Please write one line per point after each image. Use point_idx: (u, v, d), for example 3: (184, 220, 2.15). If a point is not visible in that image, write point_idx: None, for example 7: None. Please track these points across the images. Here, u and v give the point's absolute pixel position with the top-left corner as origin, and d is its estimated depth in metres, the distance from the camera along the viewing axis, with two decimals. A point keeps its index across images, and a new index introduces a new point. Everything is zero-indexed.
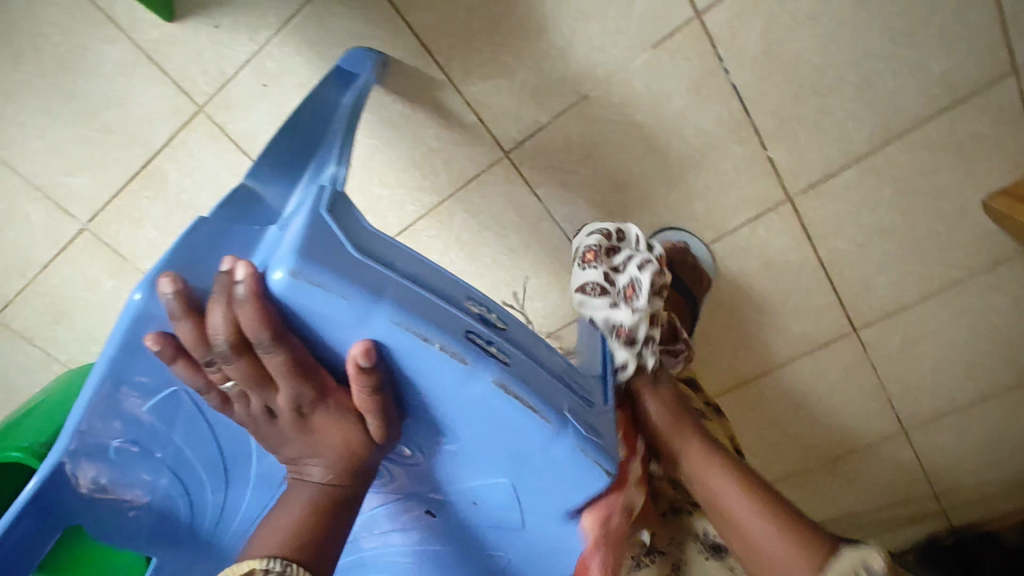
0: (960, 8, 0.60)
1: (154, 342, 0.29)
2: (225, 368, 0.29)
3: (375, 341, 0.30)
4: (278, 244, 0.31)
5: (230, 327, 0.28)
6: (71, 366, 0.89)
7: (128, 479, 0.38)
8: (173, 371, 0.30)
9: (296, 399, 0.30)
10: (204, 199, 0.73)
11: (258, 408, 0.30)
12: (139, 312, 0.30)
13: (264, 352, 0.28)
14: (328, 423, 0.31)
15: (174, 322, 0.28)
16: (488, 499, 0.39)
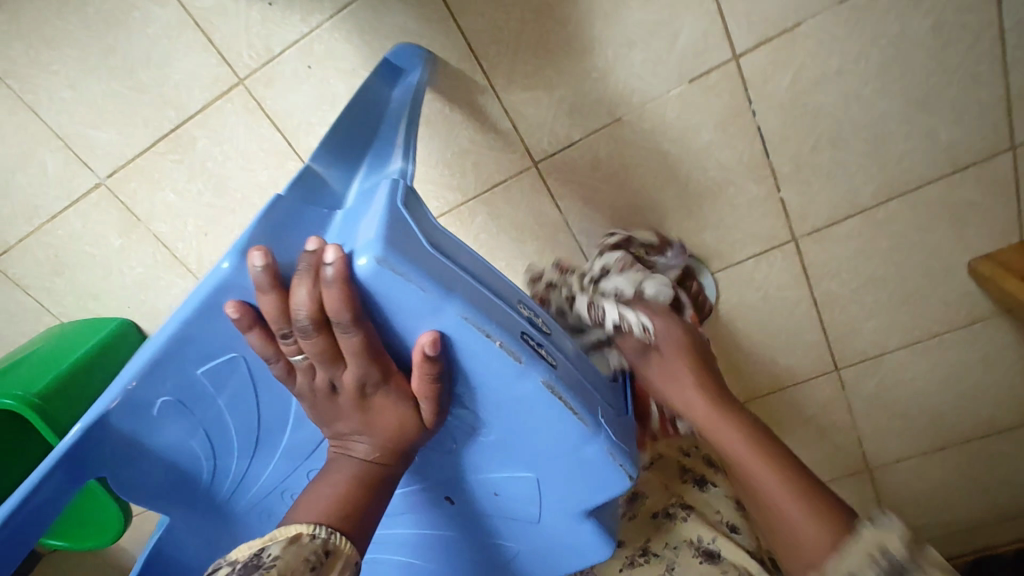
0: (973, 84, 0.64)
1: (233, 309, 0.30)
2: (301, 341, 0.30)
3: (441, 332, 0.32)
4: (357, 229, 0.33)
5: (314, 303, 0.29)
6: (64, 320, 0.88)
7: (162, 436, 0.39)
8: (246, 339, 0.31)
9: (362, 377, 0.31)
10: (229, 169, 0.73)
11: (322, 382, 0.32)
12: (214, 278, 0.30)
13: (343, 331, 0.30)
14: (385, 404, 0.33)
15: (259, 293, 0.29)
16: (511, 492, 0.41)
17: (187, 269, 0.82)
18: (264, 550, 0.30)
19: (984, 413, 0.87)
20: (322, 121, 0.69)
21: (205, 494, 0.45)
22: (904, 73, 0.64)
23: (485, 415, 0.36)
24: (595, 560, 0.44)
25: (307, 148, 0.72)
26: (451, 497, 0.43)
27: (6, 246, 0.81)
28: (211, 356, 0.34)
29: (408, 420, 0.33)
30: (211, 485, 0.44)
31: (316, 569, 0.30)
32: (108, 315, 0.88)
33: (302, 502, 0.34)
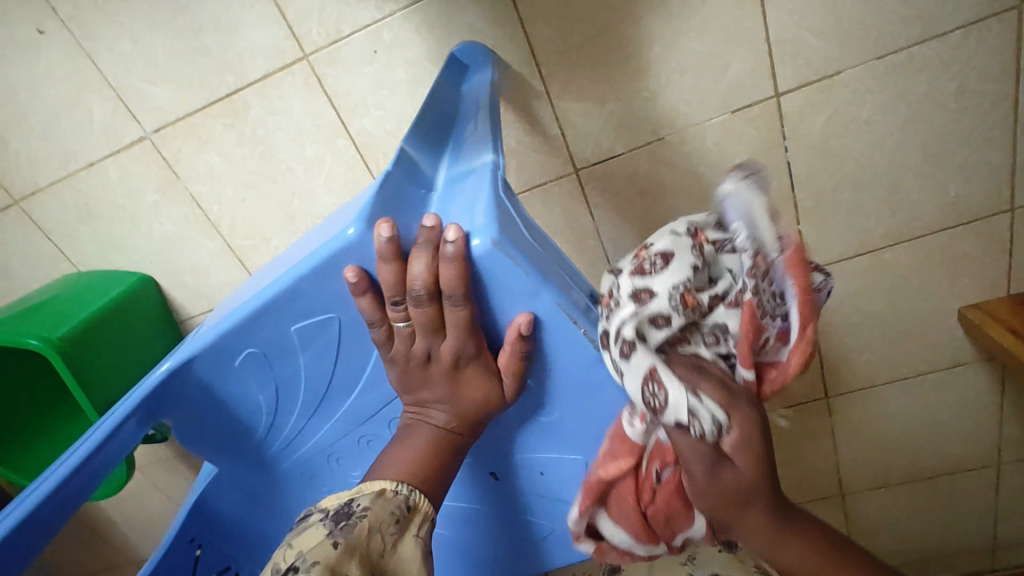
0: (987, 147, 0.70)
1: (353, 274, 0.33)
2: (411, 310, 0.33)
3: (535, 315, 0.35)
4: (462, 213, 0.35)
5: (431, 277, 0.32)
6: (81, 269, 0.88)
7: (235, 387, 0.42)
8: (357, 303, 0.34)
9: (459, 350, 0.35)
10: (277, 139, 0.75)
11: (420, 351, 0.35)
12: (335, 244, 0.33)
13: (453, 305, 0.33)
14: (473, 377, 0.36)
15: (381, 262, 0.32)
16: (557, 473, 0.44)
17: (217, 232, 0.83)
18: (355, 501, 0.35)
19: (953, 452, 0.94)
20: (378, 104, 0.71)
21: (256, 450, 0.47)
22: (927, 129, 0.69)
23: (552, 398, 0.40)
24: None
25: (358, 129, 0.73)
26: (495, 473, 0.46)
27: (37, 188, 0.81)
28: (309, 315, 0.36)
29: (490, 393, 0.36)
30: (264, 441, 0.46)
31: (399, 522, 0.35)
32: (127, 270, 0.87)
33: (384, 463, 0.38)
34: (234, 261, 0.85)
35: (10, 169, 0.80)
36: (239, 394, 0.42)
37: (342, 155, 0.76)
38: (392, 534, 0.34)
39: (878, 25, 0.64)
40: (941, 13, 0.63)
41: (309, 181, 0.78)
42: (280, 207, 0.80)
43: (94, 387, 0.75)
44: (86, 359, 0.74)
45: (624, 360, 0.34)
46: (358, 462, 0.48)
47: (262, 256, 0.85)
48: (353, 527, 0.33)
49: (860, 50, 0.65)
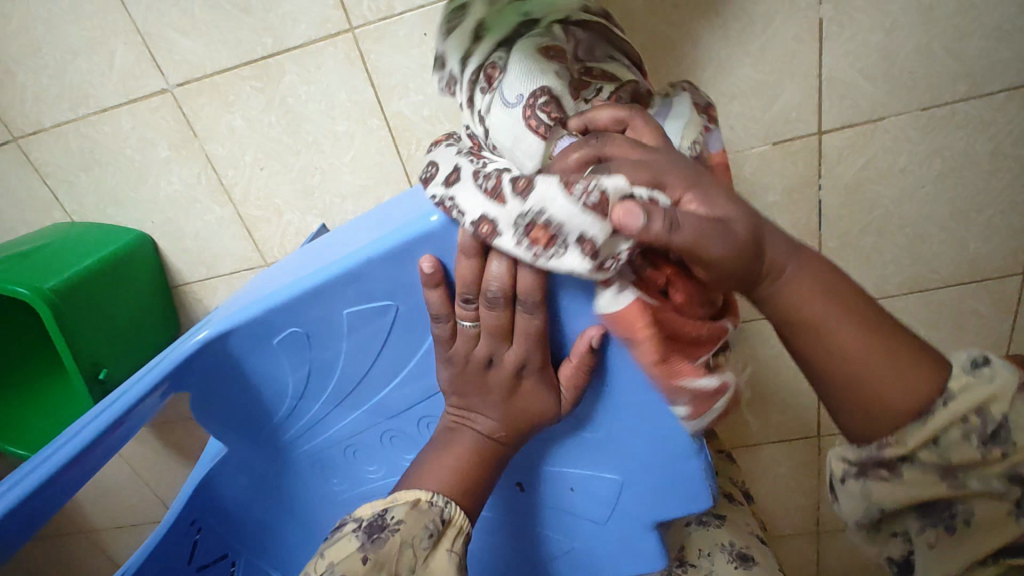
0: (1011, 210, 0.72)
1: (428, 264, 0.31)
2: (483, 310, 0.32)
3: (607, 328, 0.33)
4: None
5: (511, 278, 0.31)
6: (76, 218, 0.83)
7: (265, 366, 0.39)
8: (426, 295, 0.32)
9: (525, 357, 0.33)
10: (308, 110, 0.72)
11: (483, 353, 0.33)
12: (414, 230, 0.31)
13: (529, 309, 0.31)
14: (533, 389, 0.34)
15: (461, 256, 0.30)
16: (588, 492, 0.42)
17: (228, 199, 0.79)
18: (388, 512, 0.33)
19: None
20: (419, 87, 0.69)
21: (271, 436, 0.44)
22: (957, 185, 0.70)
23: (602, 413, 0.38)
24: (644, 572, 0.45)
25: (394, 111, 0.71)
26: (521, 484, 0.43)
27: (40, 128, 0.76)
28: (368, 300, 0.34)
29: (547, 407, 0.35)
30: (281, 427, 0.43)
31: (432, 536, 0.33)
32: (125, 226, 0.83)
33: (422, 468, 0.36)
34: (242, 230, 0.82)
35: (14, 104, 0.75)
36: (268, 374, 0.39)
37: (373, 135, 0.73)
38: (425, 549, 0.32)
39: (927, 78, 0.64)
40: (988, 75, 0.64)
41: (335, 158, 0.75)
42: (300, 181, 0.77)
43: (80, 348, 0.71)
44: (75, 316, 0.70)
45: (460, 189, 0.30)
46: (377, 458, 0.45)
47: (272, 229, 0.81)
48: (385, 542, 0.32)
49: (906, 99, 0.66)
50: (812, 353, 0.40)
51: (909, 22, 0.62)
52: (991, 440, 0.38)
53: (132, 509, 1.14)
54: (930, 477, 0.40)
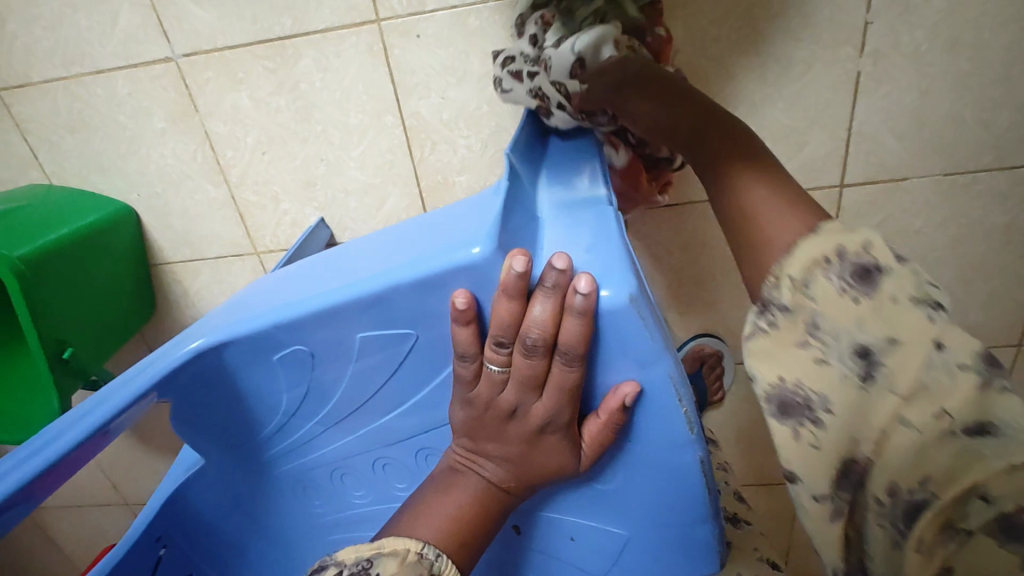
0: (1016, 283, 0.72)
1: (461, 299, 0.28)
2: (515, 354, 0.29)
3: (642, 386, 0.31)
4: (586, 247, 0.31)
5: (551, 326, 0.28)
6: (54, 181, 0.77)
7: (261, 381, 0.35)
8: (454, 330, 0.29)
9: (553, 410, 0.30)
10: (320, 98, 0.68)
11: (506, 399, 0.30)
12: (450, 260, 0.29)
13: (565, 362, 0.29)
14: (554, 446, 0.31)
15: (501, 294, 0.28)
16: (589, 545, 0.39)
17: (223, 180, 0.75)
18: (375, 565, 0.29)
19: None
20: (440, 90, 0.67)
21: (254, 452, 0.40)
22: (967, 252, 0.70)
23: (618, 469, 0.35)
24: None
25: (411, 110, 0.68)
26: (517, 526, 0.40)
27: (28, 82, 0.71)
28: (388, 326, 0.31)
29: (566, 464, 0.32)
30: (267, 444, 0.40)
31: None
32: (108, 196, 0.78)
33: (419, 509, 0.33)
34: (234, 215, 0.77)
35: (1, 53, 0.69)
36: (262, 390, 0.36)
37: (386, 133, 0.70)
38: None
39: (953, 144, 0.64)
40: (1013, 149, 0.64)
41: (343, 151, 0.72)
42: (303, 170, 0.73)
43: (46, 320, 0.65)
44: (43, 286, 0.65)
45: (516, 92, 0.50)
46: (363, 484, 0.42)
47: (267, 217, 0.77)
48: None
49: (930, 164, 0.65)
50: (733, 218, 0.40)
51: (943, 87, 0.61)
52: (865, 282, 0.33)
53: (80, 489, 1.07)
54: (795, 336, 0.34)
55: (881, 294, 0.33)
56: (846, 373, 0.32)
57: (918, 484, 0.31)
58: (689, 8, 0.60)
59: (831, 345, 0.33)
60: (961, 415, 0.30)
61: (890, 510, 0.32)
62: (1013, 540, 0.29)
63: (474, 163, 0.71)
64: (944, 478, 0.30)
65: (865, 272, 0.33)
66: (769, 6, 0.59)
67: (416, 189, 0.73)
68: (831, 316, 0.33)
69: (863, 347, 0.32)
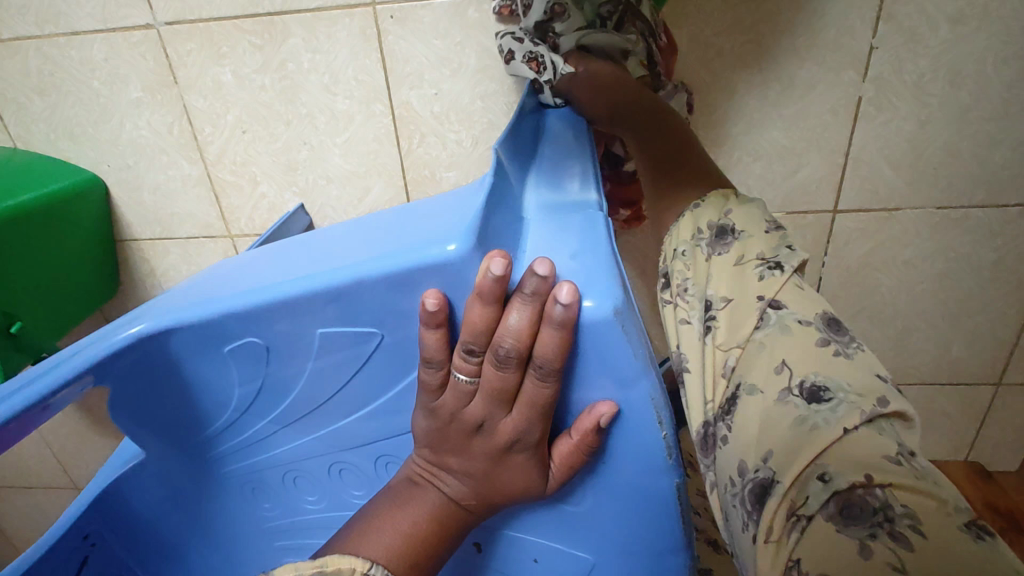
0: (998, 321, 0.71)
1: (431, 300, 0.26)
2: (485, 363, 0.27)
3: (620, 406, 0.29)
4: (570, 253, 0.29)
5: (526, 335, 0.26)
6: (18, 145, 0.73)
7: (210, 373, 0.33)
8: (421, 333, 0.27)
9: (523, 427, 0.28)
10: (308, 80, 0.65)
11: (473, 411, 0.28)
12: (424, 256, 0.26)
13: (539, 375, 0.26)
14: (521, 465, 0.29)
15: (474, 298, 0.26)
16: (553, 569, 0.37)
17: (200, 157, 0.72)
18: None
19: None
20: (433, 81, 0.64)
21: (200, 447, 0.37)
22: (954, 287, 0.70)
23: (589, 490, 0.33)
24: None
25: (401, 100, 0.66)
26: (479, 545, 0.38)
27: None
28: (350, 322, 0.29)
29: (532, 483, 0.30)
30: (215, 440, 0.37)
31: None
32: (75, 164, 0.74)
33: (370, 523, 0.30)
34: (209, 195, 0.74)
35: None
36: (211, 382, 0.33)
37: (374, 121, 0.67)
38: None
39: (948, 176, 0.63)
40: (1007, 186, 0.63)
41: (327, 136, 0.69)
42: (284, 153, 0.70)
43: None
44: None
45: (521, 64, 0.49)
46: (318, 488, 0.40)
47: (244, 199, 0.74)
48: None
49: (924, 195, 0.65)
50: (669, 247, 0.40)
51: (942, 120, 0.61)
52: (719, 243, 0.35)
53: (27, 469, 1.02)
54: (676, 316, 0.35)
55: (735, 255, 0.34)
56: (698, 328, 0.33)
57: (762, 460, 0.27)
58: (693, 16, 0.58)
59: (693, 307, 0.34)
60: (801, 370, 0.28)
61: (743, 495, 0.27)
62: (849, 519, 0.23)
63: (463, 159, 0.68)
64: (787, 455, 0.26)
65: (723, 236, 0.36)
66: (775, 22, 0.58)
67: (401, 181, 0.71)
68: (698, 281, 0.34)
69: (706, 302, 0.33)
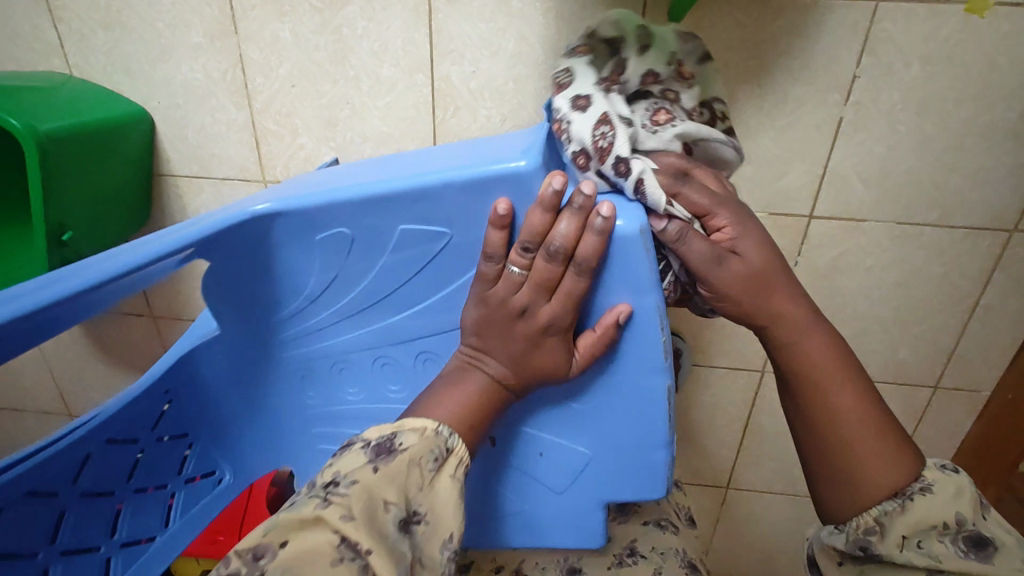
0: (940, 330, 0.82)
1: (501, 206, 0.33)
2: (535, 260, 0.34)
3: (633, 310, 0.36)
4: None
5: (571, 241, 0.33)
6: (73, 73, 0.78)
7: (297, 259, 0.39)
8: (487, 231, 0.34)
9: (557, 316, 0.35)
10: (359, 45, 0.72)
11: (520, 301, 0.35)
12: (497, 169, 0.33)
13: (576, 273, 0.34)
14: (552, 348, 0.36)
15: (536, 207, 0.33)
16: (556, 461, 0.44)
17: (247, 105, 0.77)
18: (397, 437, 0.35)
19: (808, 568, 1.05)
20: (473, 60, 0.72)
21: (268, 331, 0.44)
22: (905, 295, 0.80)
23: (597, 389, 0.41)
24: (582, 548, 0.47)
25: (442, 74, 0.73)
26: (496, 439, 0.45)
27: None
28: (428, 222, 0.36)
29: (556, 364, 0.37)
30: (283, 323, 0.43)
31: (437, 460, 0.35)
32: (125, 97, 0.79)
33: (433, 402, 0.38)
34: (250, 141, 0.80)
35: None
36: (294, 268, 0.40)
37: (414, 90, 0.74)
38: (430, 470, 0.35)
39: (910, 196, 0.73)
40: (958, 210, 0.74)
41: (369, 98, 0.75)
42: (327, 109, 0.76)
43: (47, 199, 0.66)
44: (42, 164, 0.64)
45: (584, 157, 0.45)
46: (361, 380, 0.47)
47: (282, 148, 0.80)
48: (393, 459, 0.34)
49: (887, 210, 0.75)
50: (822, 424, 0.49)
51: (908, 146, 0.71)
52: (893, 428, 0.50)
53: (26, 390, 1.06)
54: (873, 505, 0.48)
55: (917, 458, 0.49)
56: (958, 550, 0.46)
57: None
58: (708, 31, 0.67)
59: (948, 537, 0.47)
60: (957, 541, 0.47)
61: None
62: None
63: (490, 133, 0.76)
64: None
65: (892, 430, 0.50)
66: (777, 45, 0.67)
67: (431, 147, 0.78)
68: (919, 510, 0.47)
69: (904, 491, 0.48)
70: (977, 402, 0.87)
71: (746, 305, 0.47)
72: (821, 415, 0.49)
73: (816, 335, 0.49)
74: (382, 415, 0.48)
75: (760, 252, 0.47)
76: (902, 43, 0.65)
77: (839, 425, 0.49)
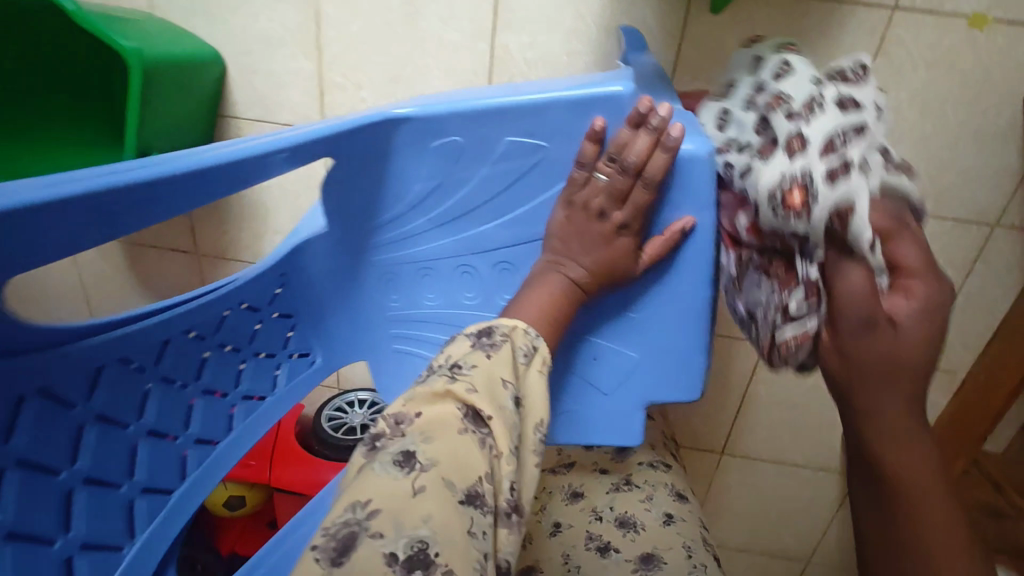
0: None
1: (597, 122, 0.41)
2: (618, 172, 0.41)
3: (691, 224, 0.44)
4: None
5: (648, 154, 0.40)
6: (154, 12, 0.84)
7: (410, 164, 0.46)
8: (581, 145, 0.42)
9: (630, 219, 0.43)
10: (429, 9, 0.79)
11: (598, 206, 0.43)
12: (597, 94, 0.41)
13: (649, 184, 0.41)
14: (623, 249, 0.44)
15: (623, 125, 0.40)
16: (608, 364, 0.52)
17: (317, 56, 0.84)
18: (496, 327, 0.43)
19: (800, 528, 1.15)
20: (531, 32, 0.79)
21: (367, 233, 0.51)
22: None
23: (652, 296, 0.48)
24: (620, 445, 0.55)
25: (502, 42, 0.80)
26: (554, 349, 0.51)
27: None
28: (531, 136, 0.43)
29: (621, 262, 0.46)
30: (382, 226, 0.50)
31: (527, 356, 0.42)
32: (200, 39, 0.84)
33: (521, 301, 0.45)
34: (316, 91, 0.86)
35: None
36: (405, 172, 0.47)
37: (475, 55, 0.81)
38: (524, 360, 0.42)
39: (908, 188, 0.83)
40: (949, 202, 0.83)
41: (432, 59, 0.82)
42: (392, 67, 0.83)
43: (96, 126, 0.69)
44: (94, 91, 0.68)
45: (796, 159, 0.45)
46: (440, 286, 0.53)
47: (345, 100, 0.87)
48: (499, 347, 0.41)
49: None
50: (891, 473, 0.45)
51: (910, 142, 0.80)
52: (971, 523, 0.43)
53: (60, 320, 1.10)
54: None
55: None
56: None
57: None
58: (744, 23, 0.75)
59: None
60: None
61: None
62: None
63: None
64: None
65: None
66: (803, 42, 0.76)
67: None
68: None
69: None
70: (952, 380, 0.97)
71: (853, 379, 0.45)
72: (864, 439, 0.45)
73: (906, 396, 0.44)
74: (455, 318, 0.55)
75: (919, 338, 0.43)
76: (912, 48, 0.75)
77: (901, 485, 0.45)
